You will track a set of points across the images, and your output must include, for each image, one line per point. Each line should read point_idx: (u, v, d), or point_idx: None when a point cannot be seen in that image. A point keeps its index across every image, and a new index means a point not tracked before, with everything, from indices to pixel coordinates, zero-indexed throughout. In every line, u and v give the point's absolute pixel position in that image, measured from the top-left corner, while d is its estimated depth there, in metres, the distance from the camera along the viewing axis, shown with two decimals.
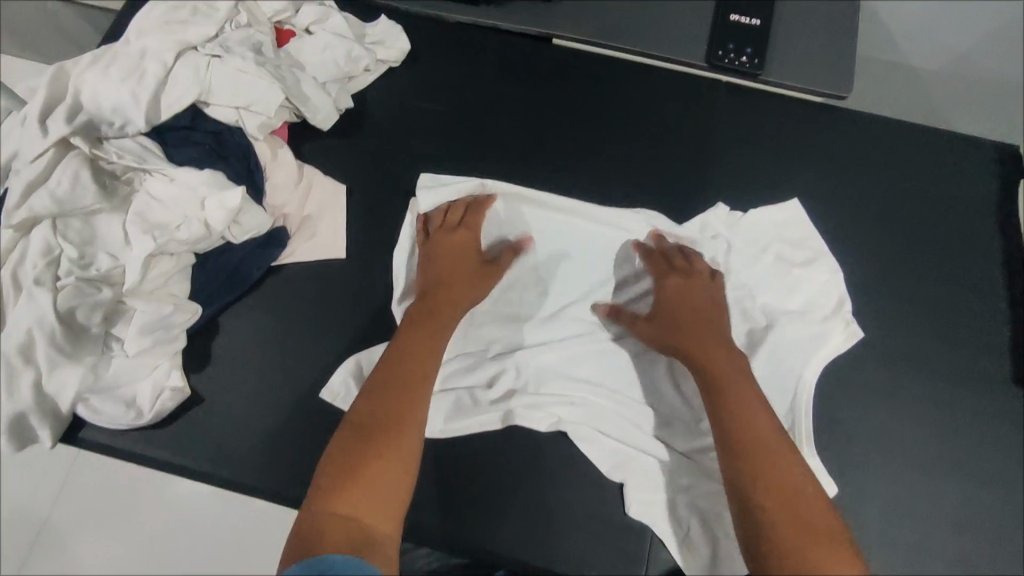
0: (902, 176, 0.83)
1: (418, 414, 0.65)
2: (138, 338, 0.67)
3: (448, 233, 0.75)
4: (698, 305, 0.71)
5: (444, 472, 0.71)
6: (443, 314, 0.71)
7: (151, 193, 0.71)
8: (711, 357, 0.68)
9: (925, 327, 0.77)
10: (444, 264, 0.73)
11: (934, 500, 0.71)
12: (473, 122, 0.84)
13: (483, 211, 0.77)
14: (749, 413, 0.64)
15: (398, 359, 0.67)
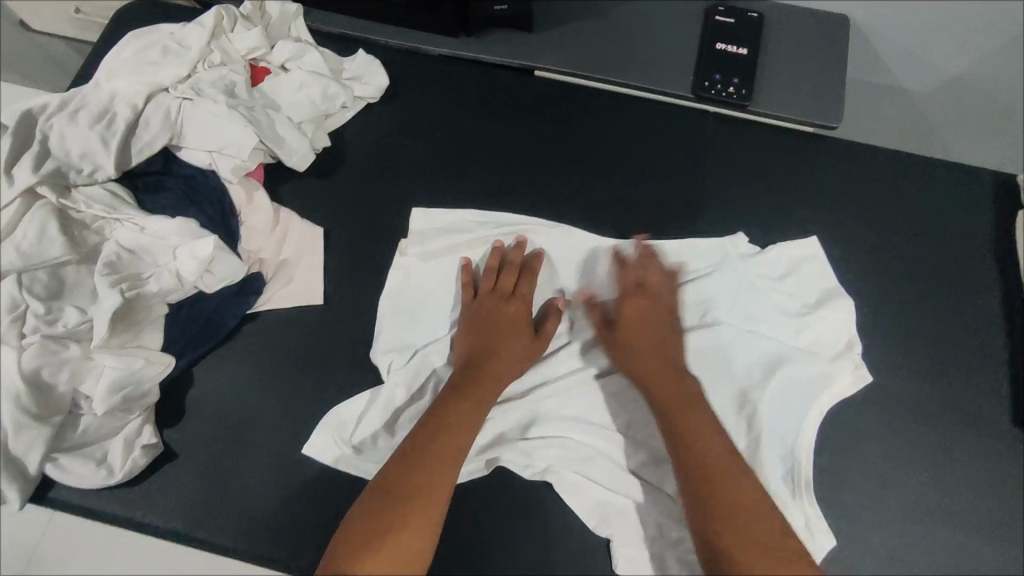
0: (898, 209, 0.81)
1: (445, 490, 0.61)
2: (108, 397, 0.65)
3: (501, 296, 0.73)
4: (650, 341, 0.70)
5: None
6: (487, 381, 0.68)
7: (121, 243, 0.71)
8: (667, 388, 0.68)
9: (925, 367, 0.74)
10: (495, 326, 0.71)
11: (935, 552, 0.68)
12: (455, 160, 0.82)
13: (535, 277, 0.75)
14: (707, 449, 0.64)
15: (431, 426, 0.64)
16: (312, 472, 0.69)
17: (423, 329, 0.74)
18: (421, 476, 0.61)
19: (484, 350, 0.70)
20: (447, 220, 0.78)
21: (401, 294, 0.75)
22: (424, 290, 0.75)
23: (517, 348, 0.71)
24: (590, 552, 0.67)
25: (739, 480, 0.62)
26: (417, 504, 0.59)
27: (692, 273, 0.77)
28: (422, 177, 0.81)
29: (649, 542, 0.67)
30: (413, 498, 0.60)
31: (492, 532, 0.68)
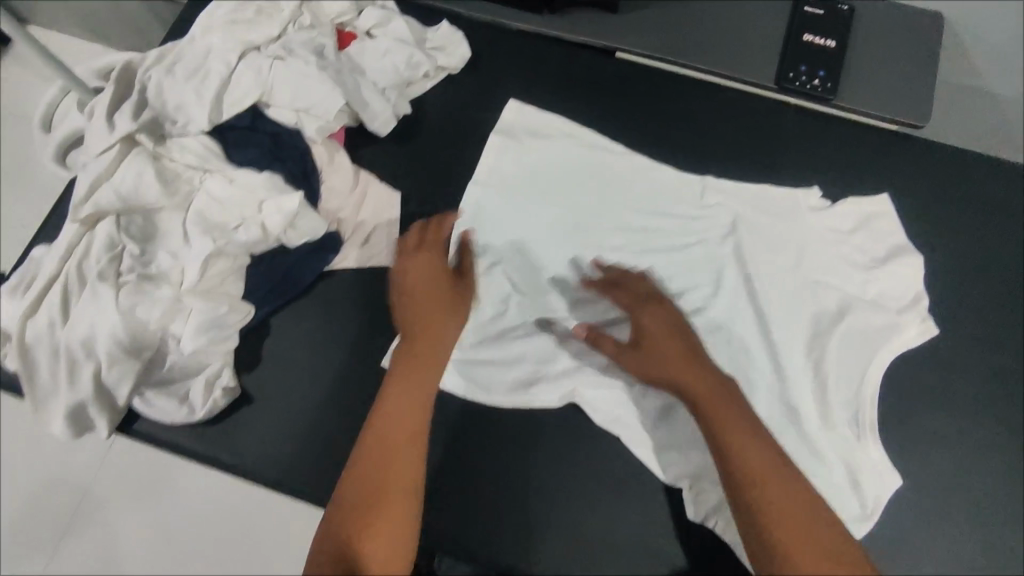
0: (977, 215, 0.79)
1: (410, 451, 0.62)
2: (196, 336, 0.68)
3: (411, 261, 0.71)
4: (665, 345, 0.66)
5: (488, 488, 0.70)
6: (435, 344, 0.68)
7: (212, 193, 0.72)
8: (700, 389, 0.64)
9: (993, 375, 0.73)
10: (418, 300, 0.69)
11: (990, 555, 0.68)
12: (532, 133, 0.82)
13: (444, 223, 0.73)
14: (748, 449, 0.60)
15: (383, 413, 0.64)
16: None
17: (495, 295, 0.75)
18: (386, 473, 0.61)
19: (413, 335, 0.68)
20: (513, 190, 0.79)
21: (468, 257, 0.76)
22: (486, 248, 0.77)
23: (445, 314, 0.69)
24: (643, 530, 0.69)
25: (780, 468, 0.60)
26: (388, 497, 0.60)
27: (761, 261, 0.76)
28: (497, 145, 0.81)
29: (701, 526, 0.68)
30: (378, 498, 0.59)
31: (546, 503, 0.69)
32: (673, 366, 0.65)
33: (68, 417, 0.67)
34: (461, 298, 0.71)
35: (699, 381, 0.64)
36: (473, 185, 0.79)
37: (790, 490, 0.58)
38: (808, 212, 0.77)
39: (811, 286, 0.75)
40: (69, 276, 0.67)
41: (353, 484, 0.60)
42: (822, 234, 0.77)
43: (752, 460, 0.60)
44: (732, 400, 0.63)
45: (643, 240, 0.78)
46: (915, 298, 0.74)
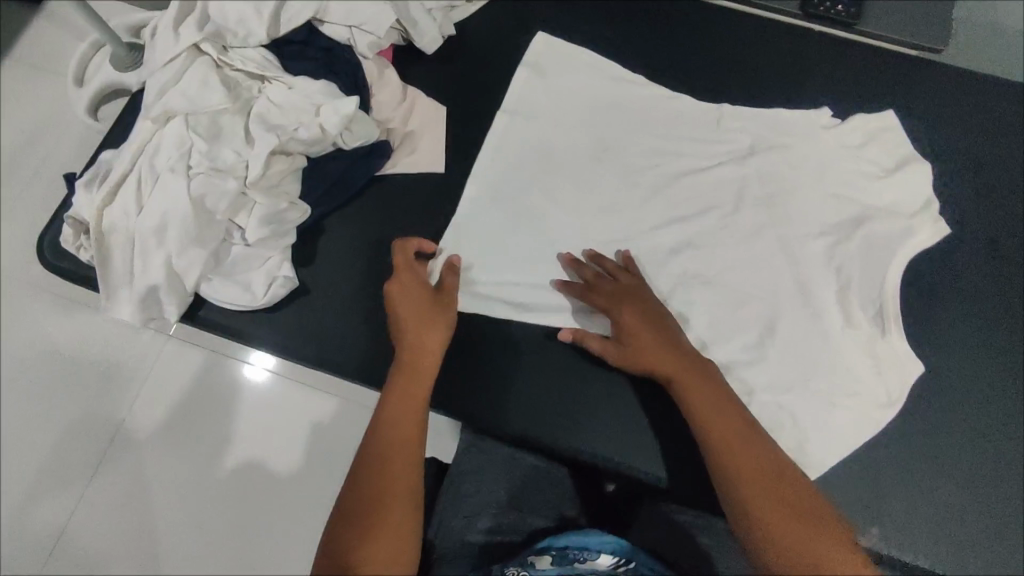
0: (1000, 129, 0.82)
1: (411, 445, 0.63)
2: (259, 228, 0.72)
3: (393, 284, 0.71)
4: (655, 349, 0.68)
5: (528, 364, 0.75)
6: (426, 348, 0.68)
7: (272, 99, 0.77)
8: (692, 393, 0.65)
9: (1007, 276, 0.77)
10: (402, 312, 0.69)
11: (999, 435, 0.72)
12: (558, 63, 0.86)
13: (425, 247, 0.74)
14: (749, 456, 0.61)
15: (378, 438, 0.63)
16: None
17: (528, 213, 0.80)
18: (383, 487, 0.60)
19: (403, 344, 0.68)
20: (541, 116, 0.83)
21: (501, 179, 0.81)
22: (518, 171, 0.81)
23: (435, 318, 0.69)
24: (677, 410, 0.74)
25: (773, 470, 0.61)
26: (388, 493, 0.60)
27: (788, 170, 0.80)
28: (524, 76, 0.85)
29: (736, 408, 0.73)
30: (378, 496, 0.59)
31: (588, 390, 0.75)
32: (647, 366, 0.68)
33: (139, 302, 0.72)
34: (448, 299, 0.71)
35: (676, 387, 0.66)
36: (501, 112, 0.83)
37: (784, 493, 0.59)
38: (820, 131, 0.81)
39: (834, 192, 0.79)
40: (142, 170, 0.72)
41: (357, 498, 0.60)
42: (838, 150, 0.81)
43: (752, 463, 0.60)
44: (729, 408, 0.64)
45: (674, 151, 0.82)
46: (925, 203, 0.78)
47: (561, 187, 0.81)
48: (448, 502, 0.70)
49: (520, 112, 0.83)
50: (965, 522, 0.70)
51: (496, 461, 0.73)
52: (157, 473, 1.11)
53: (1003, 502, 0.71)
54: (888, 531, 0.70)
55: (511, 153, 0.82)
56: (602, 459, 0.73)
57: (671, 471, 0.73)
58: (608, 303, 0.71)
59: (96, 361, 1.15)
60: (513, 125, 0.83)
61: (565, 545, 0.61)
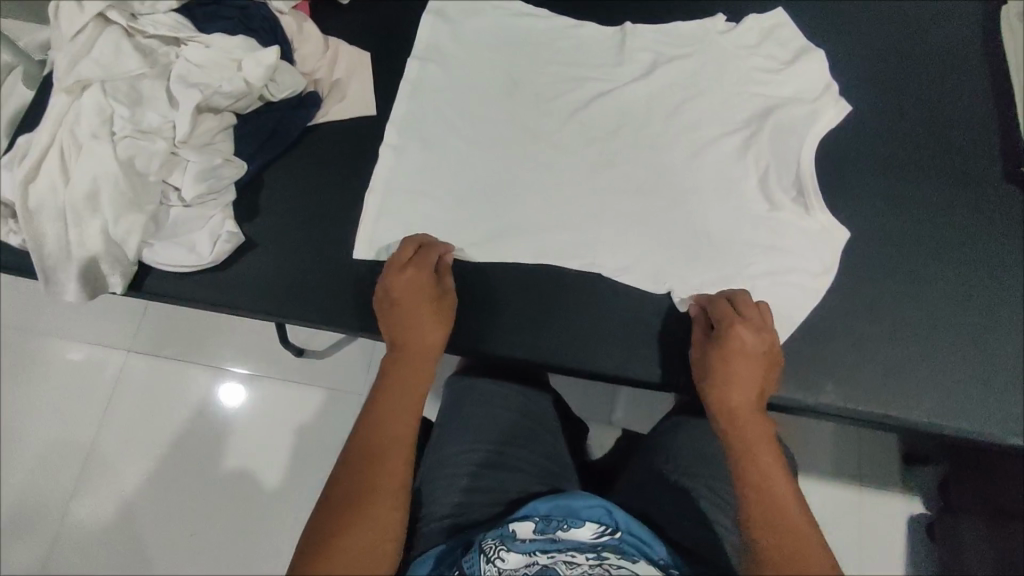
0: (903, 8, 0.86)
1: (395, 451, 0.60)
2: (195, 186, 0.71)
3: (401, 278, 0.68)
4: (746, 372, 0.64)
5: (489, 282, 0.76)
6: (418, 354, 0.67)
7: (190, 60, 0.75)
8: (745, 416, 0.62)
9: (924, 139, 0.80)
10: (414, 315, 0.68)
11: (939, 285, 0.75)
12: (462, 7, 0.86)
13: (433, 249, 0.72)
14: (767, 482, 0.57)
15: (364, 440, 0.60)
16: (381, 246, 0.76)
17: (446, 157, 0.80)
18: (367, 482, 0.58)
19: (404, 341, 0.67)
20: (451, 62, 0.83)
21: (414, 128, 0.80)
22: (430, 120, 0.81)
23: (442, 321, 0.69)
24: (635, 305, 0.75)
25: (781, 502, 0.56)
26: (371, 486, 0.58)
27: (709, 69, 0.82)
28: (430, 25, 0.84)
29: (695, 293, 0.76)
30: (360, 488, 0.58)
31: (544, 302, 0.75)
32: (731, 378, 0.63)
33: (80, 277, 0.70)
34: (444, 308, 0.69)
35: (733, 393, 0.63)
36: (412, 60, 0.83)
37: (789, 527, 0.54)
38: (715, 35, 0.83)
39: (755, 83, 0.82)
40: (63, 142, 0.70)
41: (337, 494, 0.58)
42: (733, 50, 0.83)
43: (769, 491, 0.57)
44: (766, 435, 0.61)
45: (597, 66, 0.83)
46: (825, 87, 0.81)
47: (477, 128, 0.81)
48: (431, 467, 0.73)
49: (442, 48, 0.84)
50: (917, 366, 0.72)
51: (467, 424, 0.75)
52: (135, 480, 1.08)
53: (954, 347, 0.73)
54: (842, 383, 0.72)
55: (421, 102, 0.81)
56: (570, 362, 0.73)
57: (639, 363, 0.73)
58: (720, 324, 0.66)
59: (58, 377, 1.13)
60: (424, 73, 0.82)
61: (549, 512, 0.64)
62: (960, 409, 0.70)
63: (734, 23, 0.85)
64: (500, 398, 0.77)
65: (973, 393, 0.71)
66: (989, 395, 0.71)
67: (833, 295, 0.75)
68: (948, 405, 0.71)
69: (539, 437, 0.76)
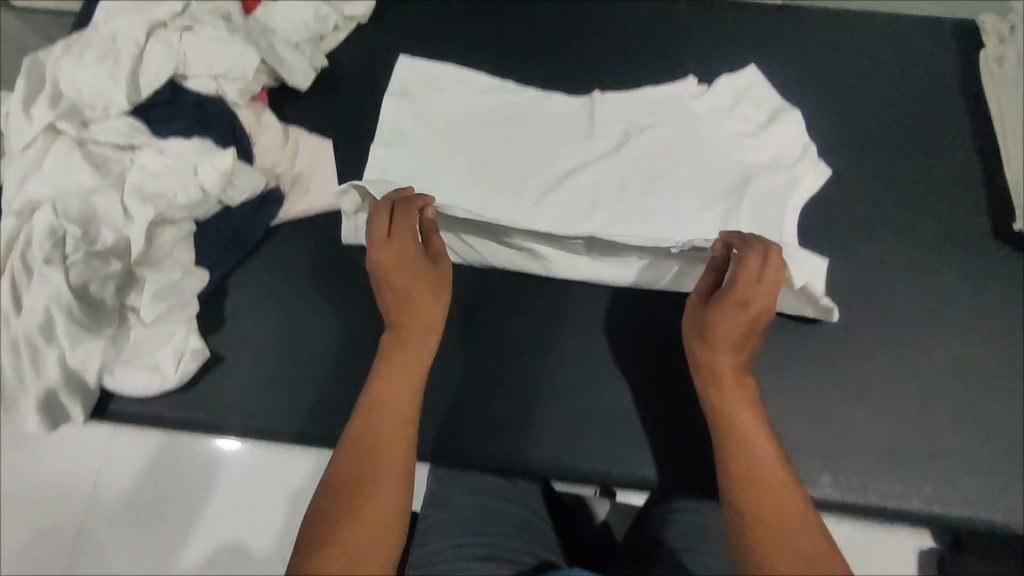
0: (878, 60, 0.84)
1: (396, 440, 0.59)
2: (154, 305, 0.69)
3: (386, 253, 0.65)
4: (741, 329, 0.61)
5: (475, 377, 0.73)
6: (414, 335, 0.65)
7: (145, 168, 0.72)
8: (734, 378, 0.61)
9: (910, 199, 0.77)
10: (409, 297, 0.65)
11: (935, 357, 0.72)
12: (424, 85, 0.83)
13: (412, 212, 0.67)
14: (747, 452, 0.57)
15: (363, 431, 0.59)
16: (352, 349, 0.73)
17: None
18: (366, 481, 0.57)
19: (403, 323, 0.65)
20: (416, 144, 0.80)
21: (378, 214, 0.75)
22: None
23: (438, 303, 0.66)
24: (624, 399, 0.72)
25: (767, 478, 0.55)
26: (370, 488, 0.56)
27: (683, 136, 0.80)
28: (392, 106, 0.81)
29: (685, 376, 0.73)
30: (358, 486, 0.56)
31: (529, 398, 0.73)
32: (729, 344, 0.61)
33: (38, 410, 0.66)
34: (436, 282, 0.67)
35: (726, 358, 0.61)
36: (376, 148, 0.79)
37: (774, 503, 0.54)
38: (687, 100, 0.81)
39: (733, 149, 0.79)
40: (14, 268, 0.67)
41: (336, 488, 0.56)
42: (706, 116, 0.80)
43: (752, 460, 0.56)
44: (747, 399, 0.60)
45: (569, 140, 0.81)
46: (803, 149, 0.78)
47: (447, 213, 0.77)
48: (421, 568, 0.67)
49: (408, 131, 0.80)
50: (914, 445, 0.69)
51: (459, 514, 0.71)
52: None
53: (953, 423, 0.70)
54: (839, 469, 0.69)
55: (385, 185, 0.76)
56: (560, 462, 0.70)
57: (630, 460, 0.70)
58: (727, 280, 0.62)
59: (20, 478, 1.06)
60: (390, 160, 0.79)
61: None
62: (962, 491, 0.68)
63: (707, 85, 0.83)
64: (490, 486, 0.74)
65: (972, 471, 0.68)
66: (987, 473, 0.68)
67: (827, 376, 0.71)
68: (950, 487, 0.68)
69: (530, 524, 0.73)
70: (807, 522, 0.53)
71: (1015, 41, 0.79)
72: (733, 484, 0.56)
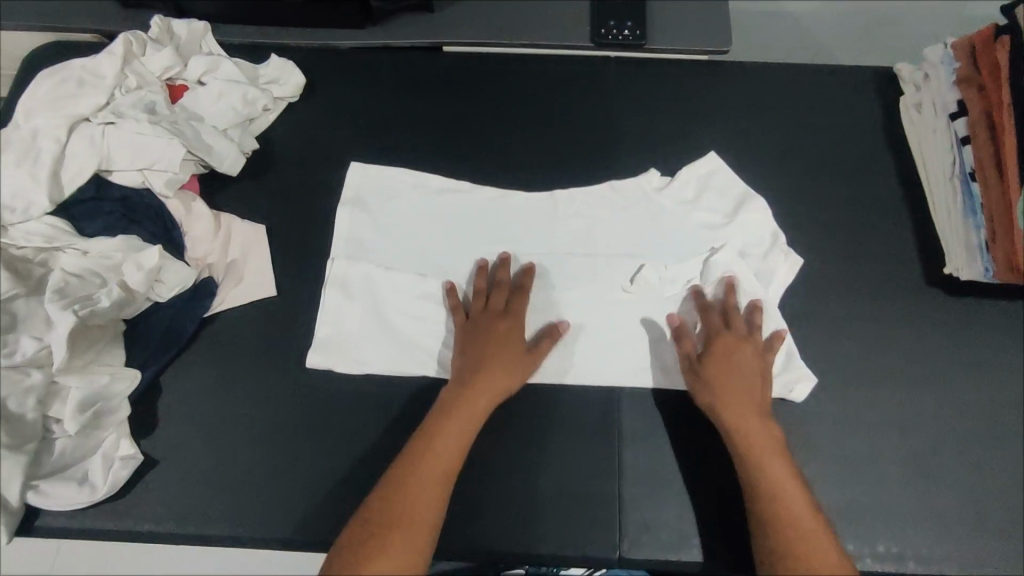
0: (802, 112, 0.86)
1: (442, 492, 0.65)
2: (77, 414, 0.66)
3: (493, 327, 0.73)
4: (732, 373, 0.70)
5: None
6: (480, 394, 0.69)
7: (68, 271, 0.71)
8: (742, 414, 0.68)
9: (841, 250, 0.80)
10: (493, 364, 0.70)
11: (880, 408, 0.73)
12: (363, 168, 0.83)
13: (526, 294, 0.75)
14: (779, 485, 0.64)
15: (420, 470, 0.65)
16: (293, 442, 0.71)
17: (363, 330, 0.76)
18: (405, 518, 0.62)
19: (473, 380, 0.70)
20: (373, 256, 0.79)
21: (340, 345, 0.75)
22: (339, 295, 0.77)
23: (511, 365, 0.71)
24: (573, 477, 0.71)
25: (794, 516, 0.63)
26: (411, 532, 0.62)
27: (621, 198, 0.82)
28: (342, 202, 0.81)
29: (634, 447, 0.72)
30: (403, 527, 0.62)
31: (478, 483, 0.70)
32: (730, 387, 0.69)
33: None
34: (526, 365, 0.71)
35: (735, 396, 0.68)
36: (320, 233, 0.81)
37: (801, 538, 0.62)
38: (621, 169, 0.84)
39: (670, 211, 0.81)
40: None
41: (374, 518, 0.63)
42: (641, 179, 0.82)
43: (776, 494, 0.64)
44: (770, 441, 0.67)
45: (511, 211, 0.81)
46: (729, 208, 0.81)
47: (392, 294, 0.77)
48: None
49: (349, 213, 0.81)
50: (863, 498, 0.70)
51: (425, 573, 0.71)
52: None
53: (898, 474, 0.71)
54: None
55: (345, 307, 0.76)
56: (510, 551, 0.68)
57: (583, 540, 0.69)
58: (718, 336, 0.72)
59: None
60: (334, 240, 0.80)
61: None
62: (912, 544, 0.69)
63: (640, 147, 0.85)
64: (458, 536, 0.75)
65: (921, 520, 0.70)
66: (936, 522, 0.70)
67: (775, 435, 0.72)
68: (899, 541, 0.69)
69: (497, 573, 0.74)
70: (830, 563, 0.61)
71: (929, 89, 0.82)
72: (766, 516, 0.64)
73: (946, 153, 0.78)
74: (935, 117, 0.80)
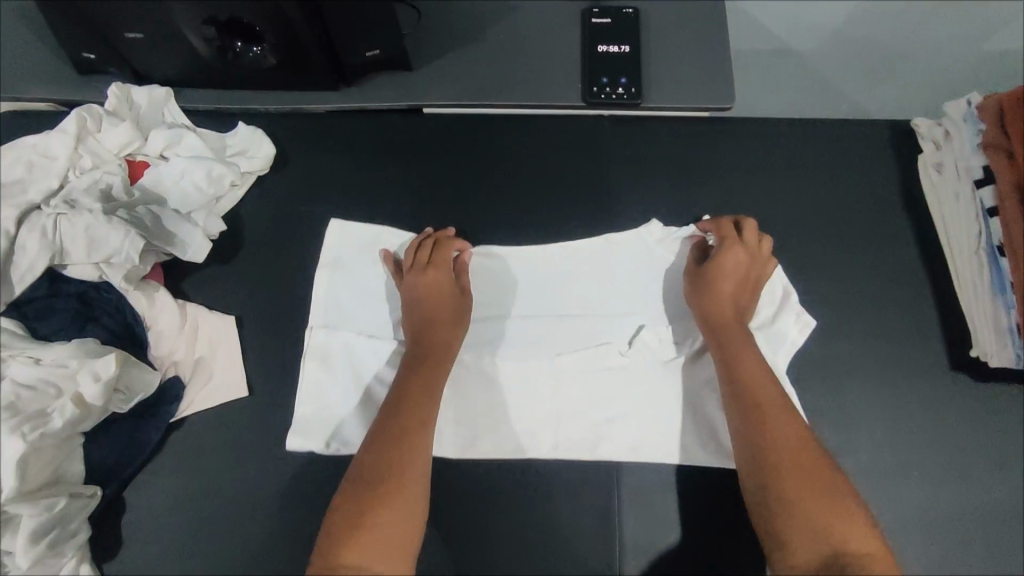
0: (813, 173, 0.80)
1: (421, 439, 0.64)
2: (31, 546, 0.61)
3: (427, 277, 0.73)
4: (727, 295, 0.70)
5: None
6: (433, 347, 0.70)
7: (18, 381, 0.65)
8: (733, 339, 0.69)
9: (857, 330, 0.73)
10: (435, 301, 0.72)
11: (899, 508, 0.68)
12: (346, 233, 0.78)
13: (451, 243, 0.75)
14: (770, 406, 0.64)
15: (386, 425, 0.65)
16: (270, 558, 0.68)
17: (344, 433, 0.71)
18: (387, 471, 0.62)
19: (425, 326, 0.71)
20: (356, 322, 0.75)
21: (323, 427, 0.70)
22: (319, 391, 0.72)
23: (449, 300, 0.73)
24: None
25: (795, 444, 0.62)
26: (396, 479, 0.61)
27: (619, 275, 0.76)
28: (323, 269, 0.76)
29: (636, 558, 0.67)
30: (393, 479, 0.61)
31: None
32: (723, 301, 0.70)
33: None
34: (465, 302, 0.73)
35: (724, 314, 0.70)
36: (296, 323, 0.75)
37: (802, 461, 0.61)
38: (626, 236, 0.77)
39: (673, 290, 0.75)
40: None
41: (357, 477, 0.62)
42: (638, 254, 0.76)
43: (777, 423, 0.63)
44: (757, 363, 0.67)
45: (501, 292, 0.76)
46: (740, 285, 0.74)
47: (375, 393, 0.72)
48: None
49: (332, 276, 0.76)
50: None
51: None
52: None
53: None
54: None
55: (326, 383, 0.72)
56: None
57: None
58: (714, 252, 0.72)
59: None
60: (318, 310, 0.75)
61: None
62: None
63: (639, 216, 0.78)
64: None
65: None
66: None
67: None
68: None
69: None
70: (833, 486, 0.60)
71: (951, 150, 0.75)
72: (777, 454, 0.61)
73: (971, 223, 0.71)
74: (959, 181, 0.73)
